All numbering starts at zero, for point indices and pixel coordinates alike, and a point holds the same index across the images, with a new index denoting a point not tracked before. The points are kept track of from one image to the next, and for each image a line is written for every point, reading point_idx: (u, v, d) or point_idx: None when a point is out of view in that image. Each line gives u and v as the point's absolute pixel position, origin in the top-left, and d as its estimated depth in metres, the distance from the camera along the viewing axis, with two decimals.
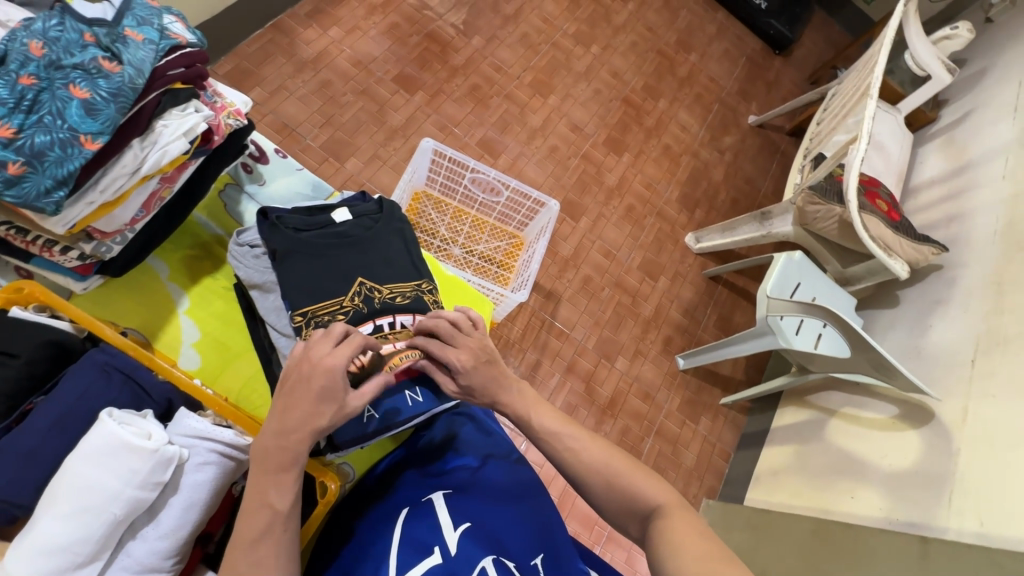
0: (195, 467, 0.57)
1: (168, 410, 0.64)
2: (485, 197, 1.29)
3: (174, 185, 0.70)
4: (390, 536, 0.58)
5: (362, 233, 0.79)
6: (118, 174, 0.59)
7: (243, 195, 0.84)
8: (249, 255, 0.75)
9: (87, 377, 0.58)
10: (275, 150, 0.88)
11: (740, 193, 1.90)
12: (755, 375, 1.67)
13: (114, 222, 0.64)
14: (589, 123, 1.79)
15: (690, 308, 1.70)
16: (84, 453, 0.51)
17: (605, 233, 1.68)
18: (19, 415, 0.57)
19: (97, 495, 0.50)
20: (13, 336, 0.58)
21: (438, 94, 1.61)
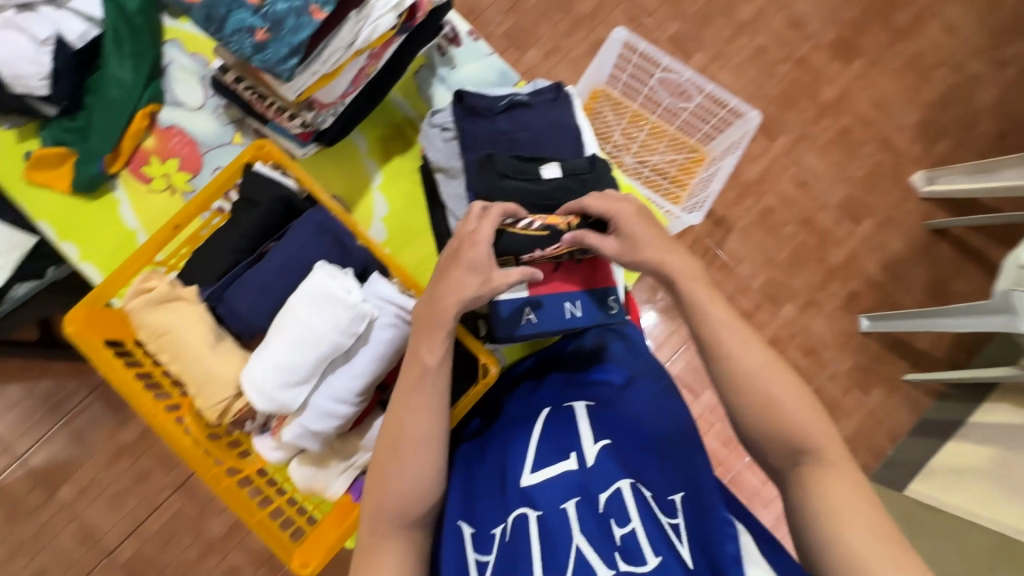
0: (381, 326, 0.65)
1: (364, 272, 0.71)
2: (671, 101, 1.17)
3: (379, 62, 0.73)
4: (530, 430, 0.64)
5: (549, 131, 0.78)
6: (337, 46, 0.63)
7: (435, 77, 0.86)
8: (439, 136, 0.78)
9: (308, 231, 0.68)
10: (467, 33, 0.87)
11: (1014, 125, 1.44)
12: (962, 357, 1.37)
13: (330, 94, 0.70)
14: (815, 19, 1.45)
15: (895, 263, 1.41)
16: (305, 294, 0.62)
17: (804, 158, 1.42)
18: (257, 256, 0.70)
19: (309, 328, 0.61)
20: (257, 187, 0.70)
21: None
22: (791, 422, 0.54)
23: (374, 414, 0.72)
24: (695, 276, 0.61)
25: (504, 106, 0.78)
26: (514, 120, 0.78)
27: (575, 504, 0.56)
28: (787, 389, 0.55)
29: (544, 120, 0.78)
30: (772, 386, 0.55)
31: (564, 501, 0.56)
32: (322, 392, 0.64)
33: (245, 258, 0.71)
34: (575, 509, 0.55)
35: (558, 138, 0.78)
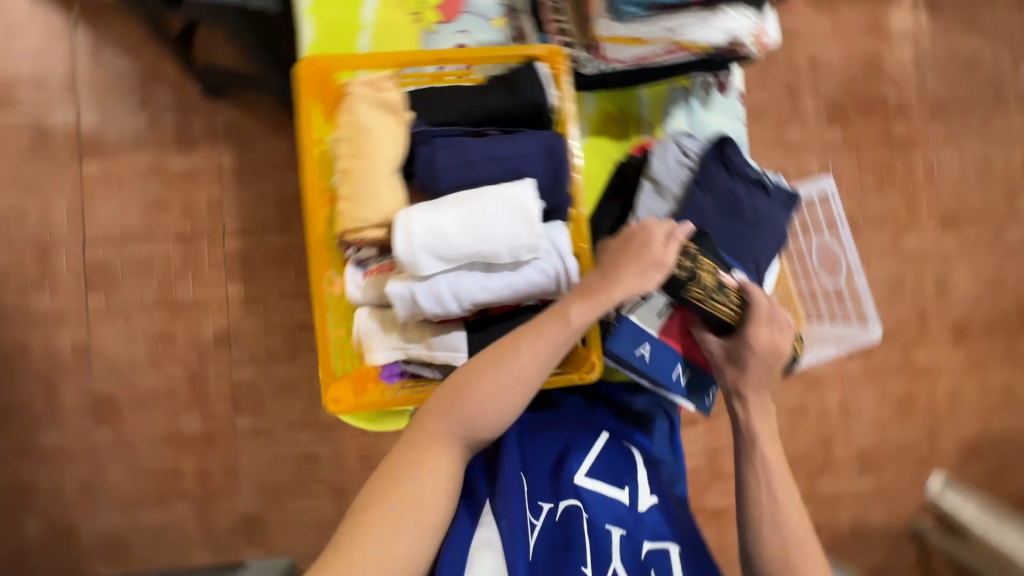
0: (537, 267, 0.68)
1: (554, 211, 0.72)
2: (812, 267, 1.17)
3: (667, 59, 0.71)
4: (591, 444, 0.79)
5: (768, 223, 0.82)
6: (663, 26, 0.63)
7: (685, 101, 0.86)
8: (676, 155, 0.82)
9: (536, 145, 0.69)
10: (737, 87, 0.88)
11: None
12: None
13: (616, 53, 0.70)
14: (960, 293, 1.54)
15: (864, 527, 1.47)
16: (501, 195, 0.65)
17: (861, 391, 1.48)
18: (477, 133, 0.72)
19: (492, 223, 0.65)
20: (524, 79, 0.71)
21: (853, 151, 1.53)
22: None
23: (457, 327, 0.73)
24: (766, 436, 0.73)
25: (751, 176, 0.82)
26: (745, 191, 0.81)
27: (619, 535, 0.71)
28: (812, 555, 0.66)
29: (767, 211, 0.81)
30: (802, 546, 0.66)
31: (610, 524, 0.71)
32: (451, 276, 0.67)
33: (465, 125, 0.73)
34: (618, 537, 0.70)
35: (768, 234, 0.81)
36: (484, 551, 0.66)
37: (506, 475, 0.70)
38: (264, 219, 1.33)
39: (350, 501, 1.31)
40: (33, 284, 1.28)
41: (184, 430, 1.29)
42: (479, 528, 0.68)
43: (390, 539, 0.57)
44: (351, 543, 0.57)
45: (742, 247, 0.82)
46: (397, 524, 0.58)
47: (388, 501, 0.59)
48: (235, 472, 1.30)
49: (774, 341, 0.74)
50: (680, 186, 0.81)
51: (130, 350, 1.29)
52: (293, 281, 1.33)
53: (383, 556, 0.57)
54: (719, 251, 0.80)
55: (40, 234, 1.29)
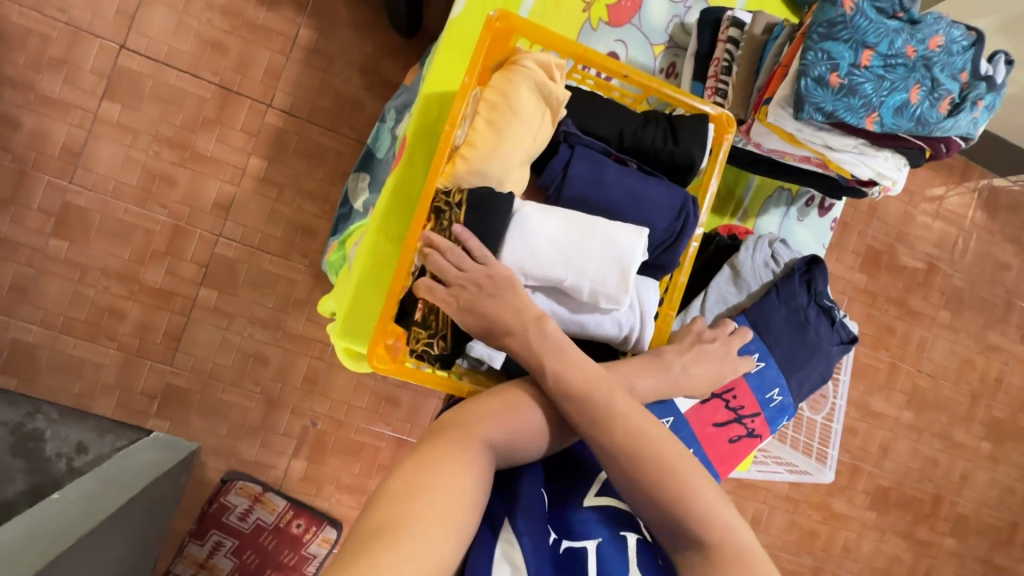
0: (613, 318, 0.73)
1: (655, 267, 0.76)
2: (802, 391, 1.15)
3: (803, 163, 0.84)
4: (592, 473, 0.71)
5: (823, 356, 0.90)
6: (825, 142, 0.74)
7: (784, 207, 0.98)
8: (769, 257, 0.89)
9: (670, 202, 0.73)
10: (833, 218, 1.01)
11: None
12: None
13: (762, 139, 0.81)
14: (895, 462, 1.64)
15: None
16: (615, 236, 0.69)
17: (778, 512, 1.56)
18: (618, 158, 0.75)
19: (593, 256, 0.68)
20: (692, 134, 0.74)
21: (868, 299, 1.59)
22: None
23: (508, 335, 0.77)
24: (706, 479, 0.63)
25: (824, 306, 0.90)
26: (814, 318, 0.89)
27: (636, 540, 0.64)
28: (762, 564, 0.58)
29: (823, 343, 0.90)
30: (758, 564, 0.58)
31: (623, 530, 0.64)
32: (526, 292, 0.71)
33: (612, 145, 0.76)
34: (634, 542, 0.63)
35: (814, 362, 0.90)
36: (503, 569, 0.57)
37: (526, 490, 0.64)
38: (317, 109, 1.26)
39: (280, 414, 1.27)
40: (49, 63, 1.17)
41: (145, 278, 1.22)
42: (499, 544, 0.59)
43: (428, 537, 0.47)
44: (382, 534, 0.46)
45: (795, 370, 0.89)
46: (437, 515, 0.49)
47: (429, 484, 0.51)
48: (176, 341, 1.23)
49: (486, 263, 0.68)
50: (759, 286, 0.88)
51: (123, 175, 1.20)
52: (318, 182, 1.26)
53: (417, 555, 0.46)
54: (771, 359, 0.87)
55: (78, 15, 1.17)
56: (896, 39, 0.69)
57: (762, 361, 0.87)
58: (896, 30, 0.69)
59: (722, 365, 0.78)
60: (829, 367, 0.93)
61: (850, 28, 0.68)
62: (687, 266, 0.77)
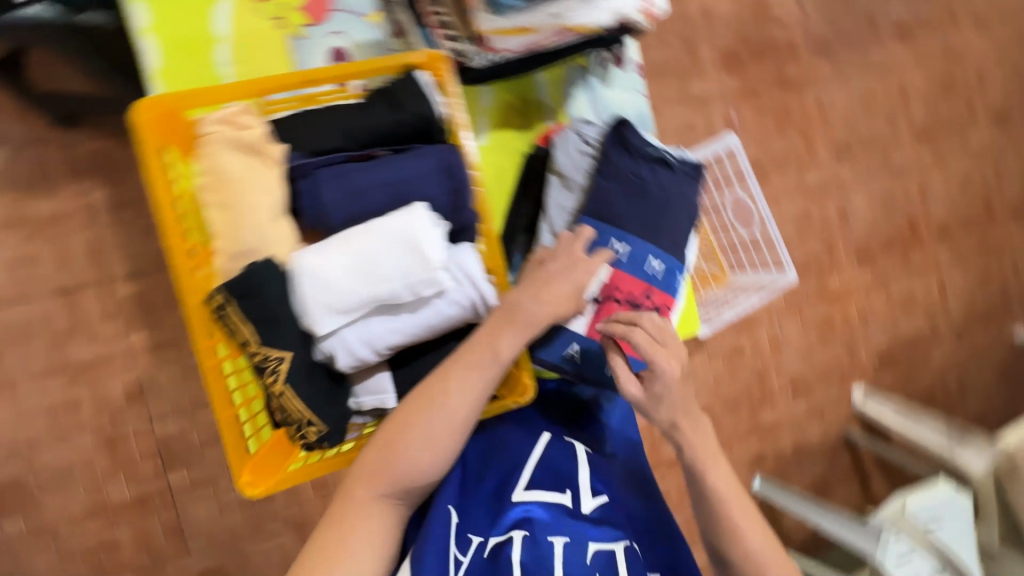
0: (449, 299, 0.76)
1: (461, 230, 0.81)
2: (732, 219, 1.22)
3: (555, 41, 0.79)
4: (530, 456, 0.84)
5: (676, 200, 0.89)
6: (547, 14, 0.71)
7: (584, 82, 0.97)
8: (577, 147, 0.90)
9: (429, 166, 0.77)
10: (633, 63, 0.99)
11: (940, 389, 1.73)
12: (809, 549, 1.58)
13: (502, 44, 0.77)
14: (858, 218, 1.66)
15: (804, 447, 1.61)
16: (395, 234, 0.72)
17: (788, 324, 1.59)
18: (365, 155, 0.79)
19: (388, 262, 0.72)
20: (412, 96, 0.78)
21: (752, 94, 1.57)
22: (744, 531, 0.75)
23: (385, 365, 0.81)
24: (708, 454, 0.77)
25: (652, 155, 0.87)
26: (654, 172, 0.87)
27: (563, 543, 0.73)
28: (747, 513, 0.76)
29: (674, 183, 0.89)
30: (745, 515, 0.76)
31: (552, 536, 0.74)
32: (359, 324, 0.75)
33: (355, 149, 0.79)
34: (561, 545, 0.73)
35: (676, 208, 0.88)
36: None
37: (436, 513, 0.74)
38: (157, 256, 1.19)
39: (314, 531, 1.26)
40: None
41: (114, 500, 1.18)
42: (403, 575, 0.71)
43: None
44: None
45: (660, 230, 0.88)
46: None
47: None
48: (181, 533, 1.20)
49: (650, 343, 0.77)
50: (584, 175, 0.89)
51: (27, 428, 1.15)
52: None
53: None
54: (630, 231, 0.87)
55: None
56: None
57: (625, 242, 0.86)
58: None
59: (577, 278, 0.79)
60: (696, 201, 0.92)
61: None
62: (486, 214, 0.82)
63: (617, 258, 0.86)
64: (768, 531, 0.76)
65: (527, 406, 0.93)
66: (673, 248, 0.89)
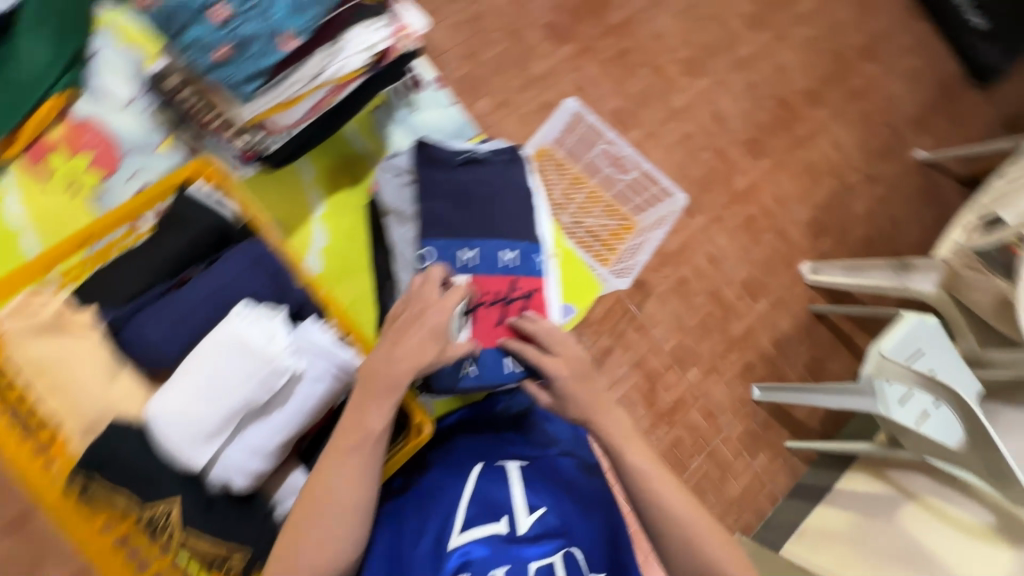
0: (305, 381, 0.87)
1: (300, 310, 0.94)
2: (610, 171, 1.27)
3: (337, 99, 0.92)
4: (463, 488, 0.85)
5: (502, 189, 0.96)
6: (300, 80, 0.85)
7: (394, 118, 1.11)
8: (397, 179, 1.00)
9: (245, 267, 0.90)
10: (429, 82, 1.15)
11: (879, 232, 1.80)
12: (831, 430, 1.61)
13: (283, 121, 0.89)
14: (734, 117, 1.73)
15: (784, 340, 1.64)
16: (228, 347, 0.83)
17: (717, 238, 1.64)
18: (177, 282, 0.93)
19: (232, 372, 0.83)
20: (199, 218, 0.93)
21: (590, 50, 1.62)
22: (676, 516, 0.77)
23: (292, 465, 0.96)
24: (620, 433, 0.82)
25: (462, 160, 0.97)
26: (468, 172, 0.97)
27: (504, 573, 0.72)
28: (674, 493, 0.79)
29: (498, 175, 0.97)
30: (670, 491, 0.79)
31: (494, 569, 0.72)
32: (234, 441, 0.86)
33: (169, 279, 0.94)
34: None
35: (506, 196, 0.96)
36: None
37: None
38: None
39: None
40: None
41: None
42: None
43: None
44: None
45: (497, 220, 0.95)
46: None
47: None
48: None
49: (563, 358, 0.85)
50: (411, 206, 0.97)
51: None
52: None
53: None
54: (472, 236, 0.93)
55: None
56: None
57: (472, 247, 0.93)
58: None
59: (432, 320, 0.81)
60: (526, 179, 0.99)
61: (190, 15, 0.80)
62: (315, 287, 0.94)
63: (469, 264, 0.92)
64: (684, 494, 0.79)
65: (455, 438, 0.98)
66: (526, 236, 0.94)
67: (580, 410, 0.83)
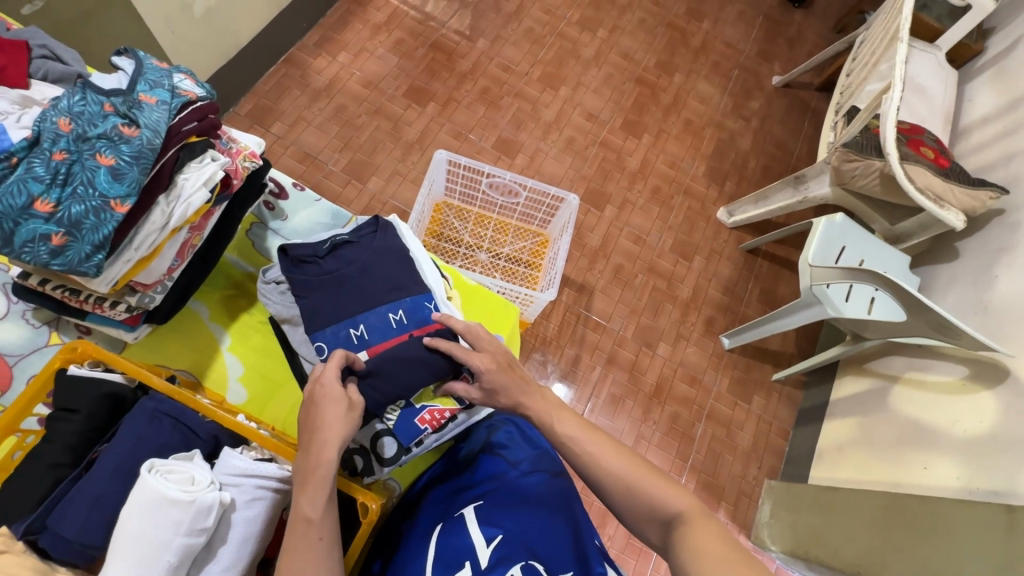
0: (241, 505, 0.74)
1: (215, 445, 0.83)
2: (504, 200, 1.31)
3: (201, 233, 0.88)
4: (427, 549, 0.77)
5: (374, 258, 0.92)
6: (152, 229, 0.75)
7: (268, 231, 1.07)
8: (275, 291, 0.92)
9: (142, 422, 0.77)
10: (292, 185, 1.10)
11: (772, 158, 1.92)
12: (808, 348, 1.66)
13: (153, 274, 0.82)
14: (604, 110, 1.84)
15: (730, 284, 1.71)
16: (136, 509, 0.65)
17: (632, 218, 1.72)
18: (86, 463, 0.76)
19: (151, 539, 0.65)
20: (77, 391, 0.78)
21: (453, 100, 1.72)
22: (650, 495, 0.66)
23: None
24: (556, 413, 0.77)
25: (328, 248, 0.92)
26: (339, 257, 0.92)
27: None
28: (642, 472, 0.68)
29: (368, 249, 0.92)
30: (649, 481, 0.67)
31: None
32: None
33: (73, 468, 0.76)
34: None
35: (384, 262, 0.92)
36: None
37: None
38: None
39: None
40: None
41: None
42: None
43: None
44: None
45: (377, 291, 0.90)
46: None
47: None
48: None
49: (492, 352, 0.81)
50: (295, 308, 0.90)
51: None
52: None
53: None
54: (358, 316, 0.88)
55: None
56: (31, 166, 0.66)
57: (360, 323, 0.88)
58: (19, 156, 0.66)
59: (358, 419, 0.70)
60: (400, 238, 0.96)
61: None
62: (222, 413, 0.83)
63: (363, 339, 0.87)
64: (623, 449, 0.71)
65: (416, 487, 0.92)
66: (418, 288, 0.91)
67: (510, 396, 0.79)
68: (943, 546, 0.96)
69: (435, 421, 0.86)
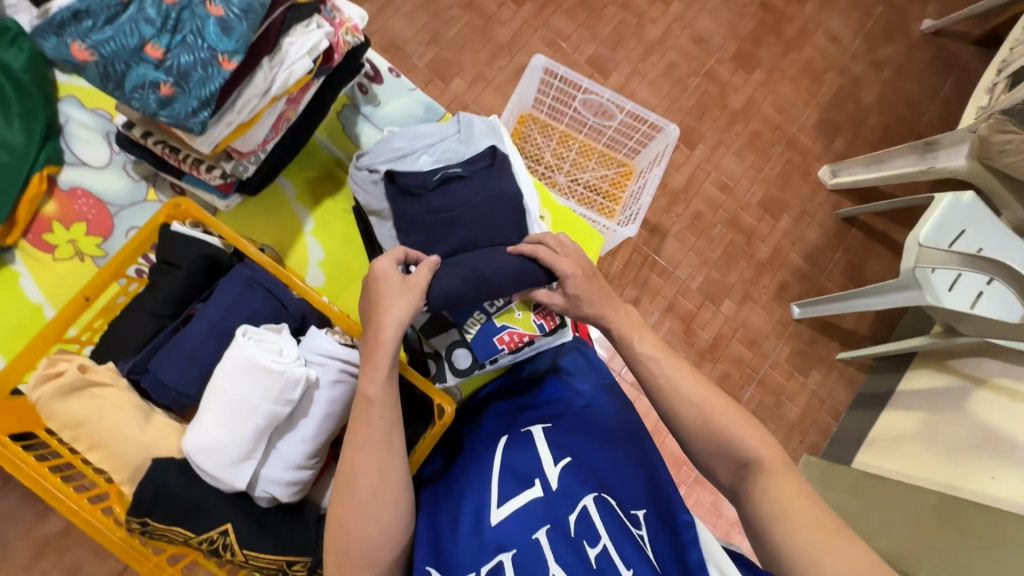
0: (325, 385, 0.77)
1: (302, 322, 0.85)
2: (595, 120, 1.23)
3: (297, 106, 0.85)
4: (492, 459, 0.77)
5: (486, 202, 0.85)
6: (254, 95, 0.73)
7: (360, 116, 1.04)
8: (367, 179, 0.89)
9: (236, 290, 0.80)
10: (388, 70, 1.05)
11: (896, 118, 1.69)
12: (884, 332, 1.55)
13: (248, 143, 0.81)
14: (716, 35, 1.64)
15: (815, 252, 1.58)
16: (231, 367, 0.72)
17: (723, 163, 1.58)
18: (183, 319, 0.82)
19: (247, 395, 0.72)
20: (178, 249, 0.81)
21: (551, 4, 1.56)
22: (733, 437, 0.66)
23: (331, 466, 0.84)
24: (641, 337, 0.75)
25: (441, 178, 0.86)
26: (451, 192, 0.85)
27: (547, 532, 0.64)
28: (723, 409, 0.68)
29: (481, 189, 0.85)
30: (734, 425, 0.67)
31: (535, 532, 0.64)
32: (270, 461, 0.75)
33: (172, 320, 0.82)
34: (546, 537, 0.63)
35: (494, 210, 0.85)
36: None
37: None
38: None
39: None
40: None
41: None
42: None
43: None
44: None
45: (481, 236, 0.84)
46: None
47: None
48: None
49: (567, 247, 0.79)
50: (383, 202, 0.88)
51: None
52: None
53: None
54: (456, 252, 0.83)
55: None
56: (144, 7, 0.64)
57: None
58: None
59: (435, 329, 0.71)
60: (514, 186, 0.88)
61: (108, 53, 0.64)
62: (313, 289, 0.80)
63: None
64: (701, 377, 0.71)
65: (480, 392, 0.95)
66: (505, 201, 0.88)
67: (596, 303, 0.77)
68: (983, 548, 0.93)
69: (514, 342, 0.87)
